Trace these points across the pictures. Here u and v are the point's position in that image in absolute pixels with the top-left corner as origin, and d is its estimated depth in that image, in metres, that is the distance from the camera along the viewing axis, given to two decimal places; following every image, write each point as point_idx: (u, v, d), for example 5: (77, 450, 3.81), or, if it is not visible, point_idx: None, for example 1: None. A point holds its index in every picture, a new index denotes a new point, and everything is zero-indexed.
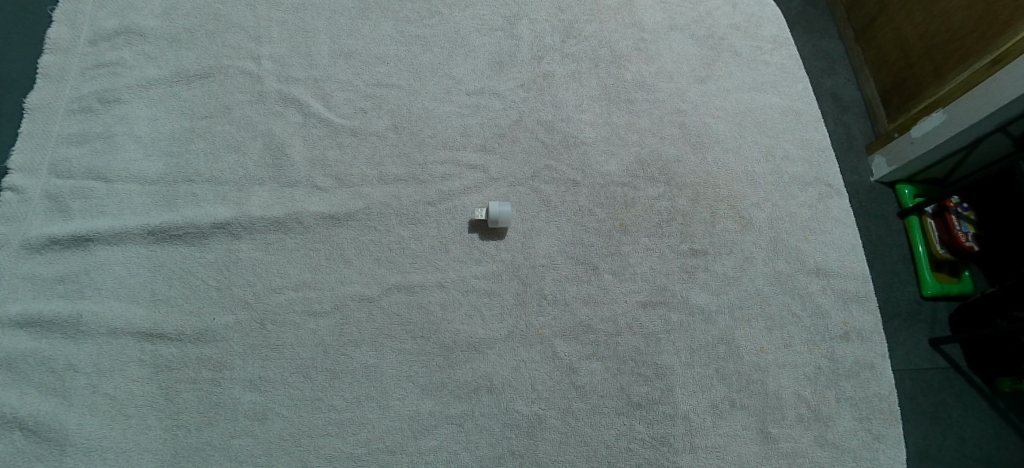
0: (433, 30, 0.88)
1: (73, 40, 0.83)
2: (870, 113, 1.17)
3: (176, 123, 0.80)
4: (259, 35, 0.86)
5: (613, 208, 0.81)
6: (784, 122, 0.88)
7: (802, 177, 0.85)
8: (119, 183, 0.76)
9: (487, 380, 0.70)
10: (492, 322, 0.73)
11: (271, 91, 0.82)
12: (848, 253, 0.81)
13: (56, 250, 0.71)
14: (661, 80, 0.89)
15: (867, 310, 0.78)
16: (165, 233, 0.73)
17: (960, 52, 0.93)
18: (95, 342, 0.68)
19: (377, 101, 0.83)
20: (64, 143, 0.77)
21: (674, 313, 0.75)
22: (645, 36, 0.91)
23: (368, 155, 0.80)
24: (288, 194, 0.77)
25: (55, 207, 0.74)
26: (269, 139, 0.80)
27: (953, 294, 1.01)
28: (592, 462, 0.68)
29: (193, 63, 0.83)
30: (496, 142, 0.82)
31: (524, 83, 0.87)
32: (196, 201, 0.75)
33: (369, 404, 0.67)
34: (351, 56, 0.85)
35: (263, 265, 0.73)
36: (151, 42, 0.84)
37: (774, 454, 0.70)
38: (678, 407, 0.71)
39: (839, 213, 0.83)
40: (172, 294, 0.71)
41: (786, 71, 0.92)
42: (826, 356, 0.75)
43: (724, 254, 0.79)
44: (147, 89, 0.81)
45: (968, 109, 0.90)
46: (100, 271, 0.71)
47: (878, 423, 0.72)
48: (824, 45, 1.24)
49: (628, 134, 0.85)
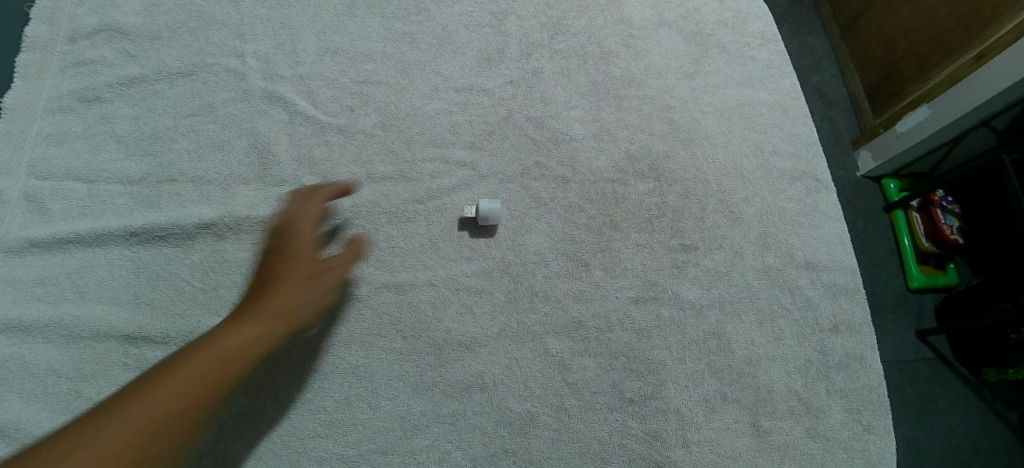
0: (421, 27, 0.88)
1: (52, 38, 0.81)
2: (855, 108, 1.18)
3: (158, 123, 0.78)
4: (243, 32, 0.84)
5: (603, 204, 0.80)
6: (772, 117, 0.89)
7: (790, 172, 0.85)
8: (102, 184, 0.74)
9: (479, 379, 0.69)
10: (483, 320, 0.72)
11: (256, 89, 0.81)
12: (837, 246, 0.81)
13: (37, 253, 0.70)
14: (650, 76, 0.89)
15: (856, 302, 0.79)
16: (149, 235, 0.71)
17: (944, 47, 0.94)
18: (77, 347, 0.66)
19: (364, 98, 0.82)
20: (43, 143, 0.75)
21: (665, 308, 0.75)
22: (633, 32, 0.91)
23: (356, 153, 0.79)
24: (274, 193, 0.75)
25: (35, 208, 0.72)
26: (255, 138, 0.78)
27: (939, 286, 1.02)
28: (586, 458, 0.67)
29: (176, 61, 0.82)
30: (485, 139, 0.82)
31: (512, 80, 0.86)
32: (181, 201, 0.74)
33: (360, 405, 0.67)
34: (338, 53, 0.85)
35: (250, 266, 0.72)
36: (132, 40, 0.82)
37: (765, 447, 0.70)
38: (671, 401, 0.71)
39: (827, 207, 0.84)
40: (157, 296, 0.69)
41: (773, 67, 0.92)
42: (816, 349, 0.75)
43: (715, 249, 0.79)
44: (129, 88, 0.80)
45: (953, 104, 0.90)
46: (82, 274, 0.70)
47: (868, 414, 0.73)
48: (810, 41, 1.25)
49: (618, 130, 0.85)
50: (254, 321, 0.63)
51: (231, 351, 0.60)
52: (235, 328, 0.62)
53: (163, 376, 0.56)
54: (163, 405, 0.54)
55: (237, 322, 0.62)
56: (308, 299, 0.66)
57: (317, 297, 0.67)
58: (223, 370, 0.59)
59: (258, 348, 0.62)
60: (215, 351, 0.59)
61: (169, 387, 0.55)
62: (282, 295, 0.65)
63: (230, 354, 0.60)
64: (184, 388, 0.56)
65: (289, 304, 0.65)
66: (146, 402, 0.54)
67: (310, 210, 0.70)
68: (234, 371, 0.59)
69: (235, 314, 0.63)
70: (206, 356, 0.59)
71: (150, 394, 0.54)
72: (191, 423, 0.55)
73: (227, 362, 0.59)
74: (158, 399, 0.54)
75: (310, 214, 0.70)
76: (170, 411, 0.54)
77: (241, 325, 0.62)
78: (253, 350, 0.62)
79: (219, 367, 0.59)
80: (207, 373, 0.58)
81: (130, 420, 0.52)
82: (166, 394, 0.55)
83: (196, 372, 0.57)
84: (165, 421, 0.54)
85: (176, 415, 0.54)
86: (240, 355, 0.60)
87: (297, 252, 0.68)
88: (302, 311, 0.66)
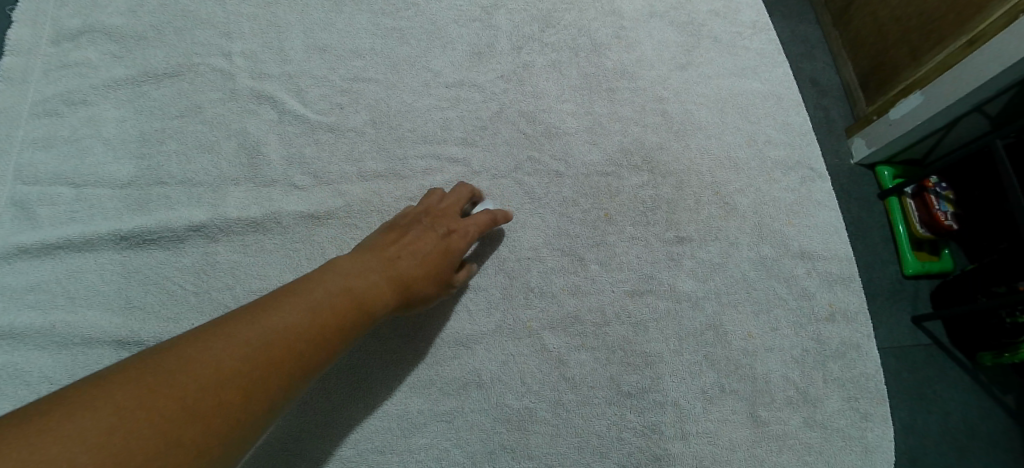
0: (409, 22, 0.87)
1: (35, 40, 0.80)
2: (848, 96, 1.17)
3: (146, 124, 0.77)
4: (230, 31, 0.83)
5: (597, 198, 0.80)
6: (765, 107, 0.88)
7: (784, 161, 0.85)
8: (90, 188, 0.73)
9: (476, 376, 0.69)
10: (479, 317, 0.72)
11: (244, 88, 0.80)
12: (832, 235, 0.81)
13: (27, 259, 0.69)
14: (642, 68, 0.88)
15: (852, 290, 0.79)
16: (139, 238, 0.71)
17: (936, 33, 0.94)
18: (70, 353, 0.65)
19: (353, 96, 0.81)
20: (29, 148, 0.74)
21: (661, 301, 0.75)
22: (625, 24, 0.91)
23: (347, 151, 0.78)
24: (265, 194, 0.75)
25: (23, 214, 0.71)
26: (244, 138, 0.77)
27: (933, 272, 1.03)
28: (584, 453, 0.67)
29: (162, 62, 0.81)
30: (477, 135, 0.81)
31: (504, 74, 0.85)
32: (170, 204, 0.73)
33: (356, 405, 0.66)
34: (326, 50, 0.84)
35: (242, 268, 0.71)
36: (117, 41, 0.81)
37: (763, 437, 0.70)
38: (668, 394, 0.71)
39: (821, 196, 0.84)
40: (149, 300, 0.69)
41: (765, 56, 0.92)
42: (812, 338, 0.76)
43: (710, 240, 0.79)
44: (115, 89, 0.79)
45: (945, 90, 0.90)
46: (72, 279, 0.69)
47: (865, 401, 0.73)
48: (802, 29, 1.24)
49: (610, 123, 0.84)
50: (364, 280, 0.59)
51: (344, 303, 0.56)
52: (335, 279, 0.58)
53: (272, 309, 0.52)
54: (262, 340, 0.50)
55: (340, 273, 0.59)
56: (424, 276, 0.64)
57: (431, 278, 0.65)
58: (333, 321, 0.55)
59: (367, 313, 0.58)
60: (326, 301, 0.55)
61: (275, 322, 0.51)
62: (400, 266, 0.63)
63: (342, 305, 0.56)
64: (284, 329, 0.51)
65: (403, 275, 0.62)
66: (246, 332, 0.50)
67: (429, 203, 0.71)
68: (344, 325, 0.56)
69: (353, 269, 0.60)
70: (317, 302, 0.55)
71: (255, 325, 0.51)
72: (296, 366, 0.51)
73: (336, 313, 0.55)
74: (261, 331, 0.50)
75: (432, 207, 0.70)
76: (270, 348, 0.50)
77: (355, 284, 0.58)
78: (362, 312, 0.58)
79: (330, 315, 0.55)
80: (315, 316, 0.54)
81: (230, 346, 0.48)
82: (271, 329, 0.51)
83: (304, 315, 0.53)
84: (267, 358, 0.49)
85: (278, 352, 0.50)
86: (349, 310, 0.57)
87: (425, 228, 0.67)
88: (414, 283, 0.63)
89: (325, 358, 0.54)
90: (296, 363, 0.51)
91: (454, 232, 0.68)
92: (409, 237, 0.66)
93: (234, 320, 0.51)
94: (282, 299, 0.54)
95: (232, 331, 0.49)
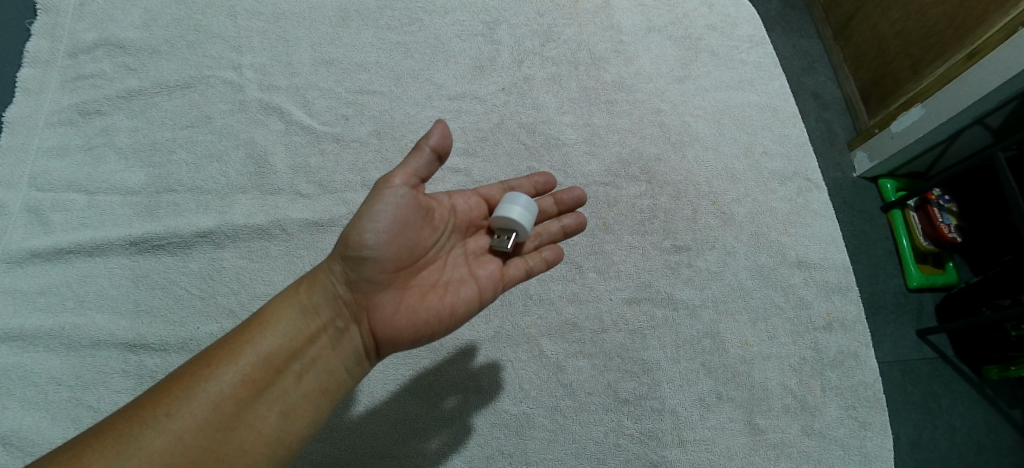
0: (413, 37, 0.90)
1: (52, 53, 0.83)
2: (850, 109, 1.18)
3: (158, 134, 0.80)
4: (240, 45, 0.86)
5: (596, 208, 0.81)
6: (762, 119, 0.90)
7: (780, 172, 0.86)
8: (102, 195, 0.76)
9: (475, 381, 0.70)
10: (478, 324, 0.73)
11: (253, 99, 0.83)
12: (829, 245, 0.82)
13: (38, 263, 0.71)
14: (640, 81, 0.90)
15: (850, 300, 0.79)
16: (147, 243, 0.73)
17: (935, 46, 0.95)
18: (77, 355, 0.67)
19: (359, 108, 0.84)
20: (44, 156, 0.77)
21: (658, 309, 0.76)
22: (623, 38, 0.93)
23: (352, 162, 0.80)
24: (272, 201, 0.77)
25: (36, 220, 0.73)
26: (252, 149, 0.80)
27: (938, 285, 1.01)
28: (581, 459, 0.67)
29: (175, 74, 0.84)
30: (478, 146, 0.83)
31: (504, 87, 0.88)
32: (179, 211, 0.75)
33: (355, 409, 0.67)
34: (332, 63, 0.86)
35: (247, 274, 0.73)
36: (132, 54, 0.84)
37: (761, 445, 0.70)
38: (666, 401, 0.71)
39: (818, 206, 0.85)
40: (156, 304, 0.70)
41: (763, 69, 0.94)
42: (810, 347, 0.76)
43: (706, 249, 0.80)
44: (128, 101, 0.82)
45: (948, 103, 0.91)
46: (84, 283, 0.71)
47: (864, 410, 0.73)
48: (802, 43, 1.25)
49: (609, 134, 0.86)
50: (322, 331, 0.54)
51: (289, 371, 0.51)
52: (277, 335, 0.52)
53: (211, 380, 0.49)
54: (189, 438, 0.46)
55: (279, 326, 0.52)
56: (425, 315, 0.55)
57: (451, 311, 0.56)
58: (294, 374, 0.51)
59: (332, 376, 0.54)
60: (271, 368, 0.50)
61: (201, 411, 0.47)
62: (372, 308, 0.55)
63: (292, 375, 0.51)
64: (234, 399, 0.48)
65: (377, 320, 0.55)
66: (168, 431, 0.45)
67: (384, 196, 0.53)
68: (297, 402, 0.51)
69: (302, 315, 0.54)
70: (258, 371, 0.50)
71: (180, 416, 0.46)
72: (237, 453, 0.47)
73: (285, 386, 0.51)
74: (184, 425, 0.46)
75: (397, 205, 0.54)
76: (201, 444, 0.46)
77: (310, 338, 0.53)
78: (326, 379, 0.53)
79: (272, 390, 0.50)
80: (258, 395, 0.49)
81: (149, 454, 0.44)
82: (196, 420, 0.47)
83: (239, 392, 0.49)
84: (195, 461, 0.45)
85: (204, 453, 0.46)
86: (305, 379, 0.52)
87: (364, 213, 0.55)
88: (398, 326, 0.55)
89: (282, 446, 0.49)
90: (229, 461, 0.46)
91: (389, 188, 0.54)
92: (368, 265, 0.53)
93: (149, 416, 0.46)
94: (233, 356, 0.50)
95: (161, 425, 0.46)
